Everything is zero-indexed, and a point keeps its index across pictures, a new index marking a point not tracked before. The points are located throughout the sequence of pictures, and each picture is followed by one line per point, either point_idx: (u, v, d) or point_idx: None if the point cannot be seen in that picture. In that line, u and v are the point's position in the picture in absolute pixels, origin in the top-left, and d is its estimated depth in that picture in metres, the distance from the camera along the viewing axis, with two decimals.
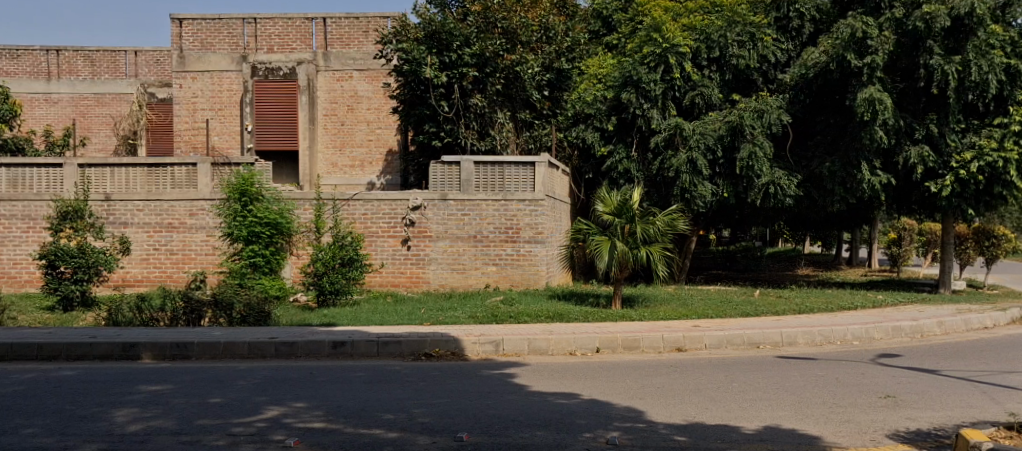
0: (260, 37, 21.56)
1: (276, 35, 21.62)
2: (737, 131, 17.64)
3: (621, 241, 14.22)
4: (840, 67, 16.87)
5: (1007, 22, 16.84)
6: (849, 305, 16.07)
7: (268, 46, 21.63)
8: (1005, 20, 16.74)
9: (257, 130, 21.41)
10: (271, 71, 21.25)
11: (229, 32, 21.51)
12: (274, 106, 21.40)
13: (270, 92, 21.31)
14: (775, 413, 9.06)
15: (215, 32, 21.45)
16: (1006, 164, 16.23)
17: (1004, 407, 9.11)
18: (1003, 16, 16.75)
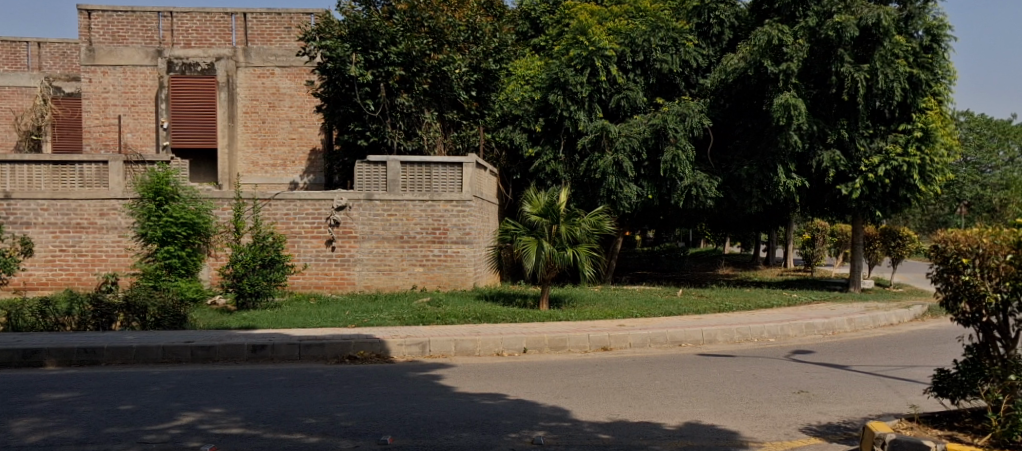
0: (176, 32, 21.02)
1: (193, 29, 21.08)
2: (661, 134, 17.89)
3: (549, 241, 14.32)
4: (758, 73, 17.45)
5: (909, 34, 17.37)
6: (765, 303, 16.52)
7: (185, 40, 21.07)
8: (907, 31, 17.30)
9: (172, 127, 20.95)
10: (189, 67, 20.87)
11: (143, 25, 20.92)
12: (190, 103, 20.97)
13: (186, 89, 20.89)
14: (694, 410, 9.26)
15: (127, 24, 20.84)
16: (910, 169, 17.14)
17: (907, 399, 9.49)
18: (905, 28, 17.33)
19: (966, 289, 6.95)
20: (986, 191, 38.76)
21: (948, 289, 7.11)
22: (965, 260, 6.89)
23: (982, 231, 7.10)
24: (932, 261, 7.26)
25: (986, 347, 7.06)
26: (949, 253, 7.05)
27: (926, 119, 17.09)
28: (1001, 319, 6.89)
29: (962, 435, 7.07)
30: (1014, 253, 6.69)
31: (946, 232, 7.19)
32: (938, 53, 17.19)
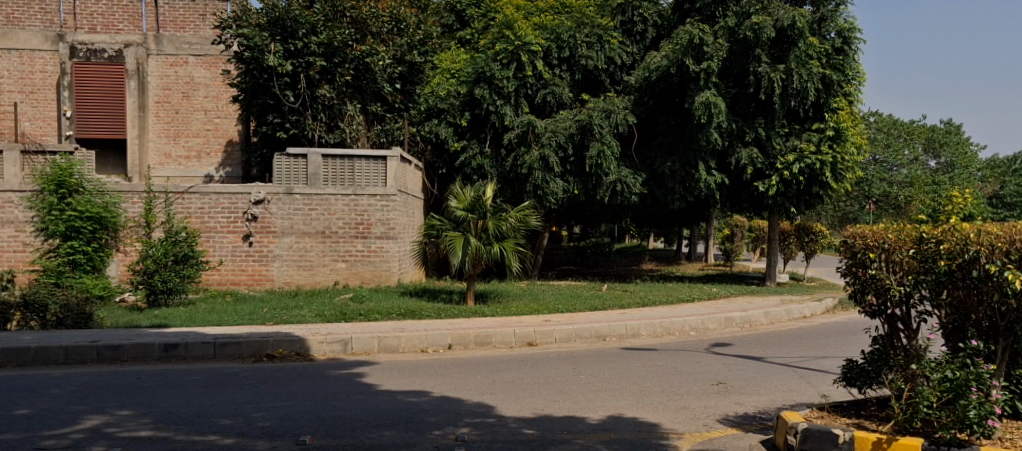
0: (80, 16, 20.39)
1: (99, 14, 20.50)
2: (586, 130, 18.00)
3: (475, 237, 14.23)
4: (679, 71, 17.71)
5: (822, 35, 17.79)
6: (686, 297, 16.80)
7: (89, 25, 20.49)
8: (821, 33, 17.74)
9: (76, 115, 20.18)
10: (94, 53, 20.18)
11: (42, 8, 20.11)
12: (96, 90, 20.22)
13: (91, 75, 20.15)
14: (617, 403, 9.30)
15: (24, 6, 19.96)
16: (822, 166, 17.55)
17: (819, 389, 9.72)
18: (819, 30, 17.76)
19: (872, 283, 7.12)
20: (893, 189, 40.19)
21: (856, 282, 7.26)
22: (872, 255, 7.07)
23: (887, 227, 7.29)
24: (841, 255, 7.41)
25: (891, 338, 7.21)
26: (857, 248, 7.20)
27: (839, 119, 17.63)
28: (905, 311, 7.05)
29: (868, 422, 7.22)
30: (916, 248, 6.93)
31: (855, 228, 7.34)
32: (849, 55, 17.66)
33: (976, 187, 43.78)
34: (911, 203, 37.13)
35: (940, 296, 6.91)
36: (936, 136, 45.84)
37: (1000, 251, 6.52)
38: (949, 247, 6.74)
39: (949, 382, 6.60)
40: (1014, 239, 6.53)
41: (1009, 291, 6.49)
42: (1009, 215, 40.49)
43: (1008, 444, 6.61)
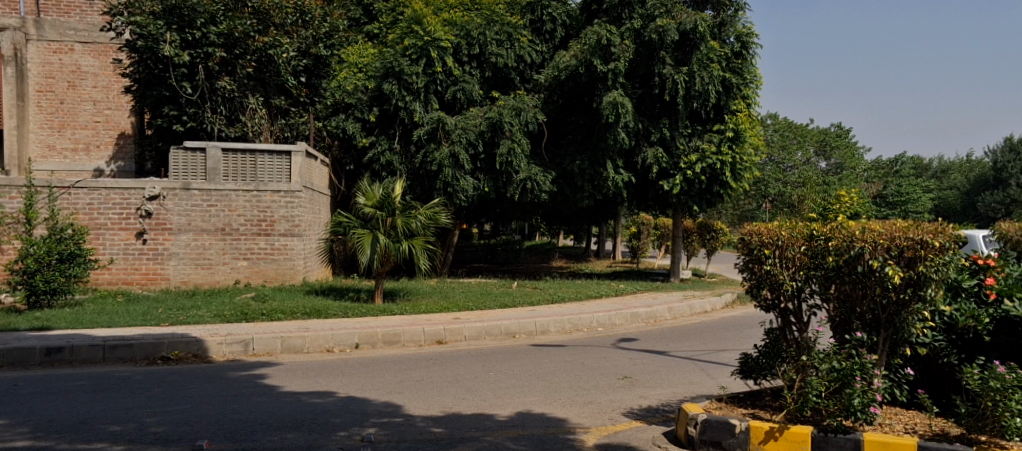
0: None
1: None
2: (497, 127, 17.87)
3: (383, 234, 13.94)
4: (588, 71, 17.88)
5: (723, 40, 18.24)
6: (595, 294, 16.91)
7: None
8: (721, 37, 18.16)
9: None
10: None
11: None
12: None
13: None
14: (525, 399, 9.26)
15: None
16: (722, 166, 18.14)
17: (719, 381, 9.92)
18: (719, 34, 18.17)
19: (767, 278, 7.24)
20: (786, 189, 41.59)
21: (752, 278, 7.38)
22: (767, 252, 7.20)
23: (780, 225, 7.47)
24: (738, 251, 7.52)
25: (783, 331, 7.39)
26: (754, 245, 7.31)
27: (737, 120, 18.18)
28: (797, 305, 7.26)
29: (762, 412, 7.37)
30: (807, 244, 7.12)
31: (752, 225, 7.45)
32: (746, 59, 18.24)
33: (863, 188, 45.72)
34: (803, 201, 38.47)
35: (829, 290, 7.12)
36: (827, 139, 47.63)
37: (881, 247, 6.73)
38: (836, 244, 6.93)
39: (836, 373, 6.75)
40: (894, 236, 6.72)
41: (889, 285, 6.74)
42: (894, 213, 42.41)
43: (886, 429, 6.85)
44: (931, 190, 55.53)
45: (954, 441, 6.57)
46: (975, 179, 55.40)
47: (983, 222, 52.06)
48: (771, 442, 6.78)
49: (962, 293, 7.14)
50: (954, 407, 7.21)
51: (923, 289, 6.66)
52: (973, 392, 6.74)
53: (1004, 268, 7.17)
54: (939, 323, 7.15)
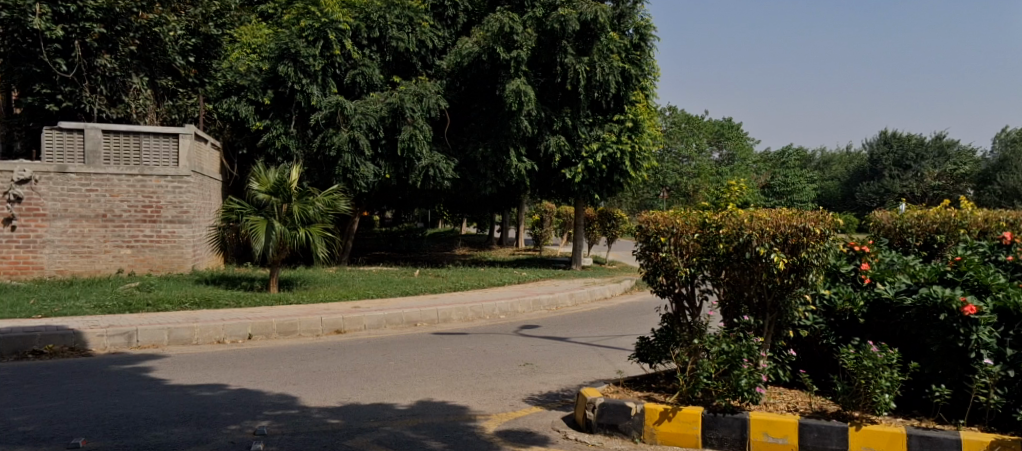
0: None
1: None
2: (398, 113, 17.60)
3: (279, 221, 13.52)
4: (491, 58, 17.81)
5: (622, 31, 18.47)
6: (497, 282, 16.87)
7: None
8: (620, 29, 18.37)
9: None
10: None
11: None
12: None
13: None
14: (426, 388, 9.11)
15: None
16: (622, 155, 18.37)
17: (617, 366, 10.00)
18: (618, 26, 18.36)
19: (662, 265, 7.34)
20: (682, 178, 42.52)
21: (648, 265, 7.45)
22: (663, 239, 7.28)
23: (675, 213, 7.55)
24: (636, 238, 7.58)
25: (677, 316, 7.44)
26: (651, 232, 7.37)
27: (637, 111, 18.56)
28: (689, 290, 7.36)
29: (657, 395, 7.44)
30: (700, 232, 7.21)
31: (648, 213, 7.53)
32: (645, 51, 18.55)
33: (751, 178, 47.26)
34: (697, 190, 39.41)
35: (719, 276, 7.21)
36: (720, 130, 48.85)
37: (768, 234, 6.85)
38: (727, 232, 7.00)
39: (725, 355, 6.86)
40: (780, 223, 6.85)
41: (775, 271, 6.85)
42: (784, 202, 43.84)
43: (771, 408, 6.97)
44: (814, 180, 57.86)
45: (832, 418, 6.73)
46: (855, 170, 57.96)
47: (860, 211, 54.65)
48: (664, 423, 6.86)
49: (840, 278, 7.48)
50: (831, 386, 7.38)
51: (805, 274, 6.82)
52: (849, 371, 6.83)
53: (876, 254, 7.67)
54: (819, 306, 7.34)
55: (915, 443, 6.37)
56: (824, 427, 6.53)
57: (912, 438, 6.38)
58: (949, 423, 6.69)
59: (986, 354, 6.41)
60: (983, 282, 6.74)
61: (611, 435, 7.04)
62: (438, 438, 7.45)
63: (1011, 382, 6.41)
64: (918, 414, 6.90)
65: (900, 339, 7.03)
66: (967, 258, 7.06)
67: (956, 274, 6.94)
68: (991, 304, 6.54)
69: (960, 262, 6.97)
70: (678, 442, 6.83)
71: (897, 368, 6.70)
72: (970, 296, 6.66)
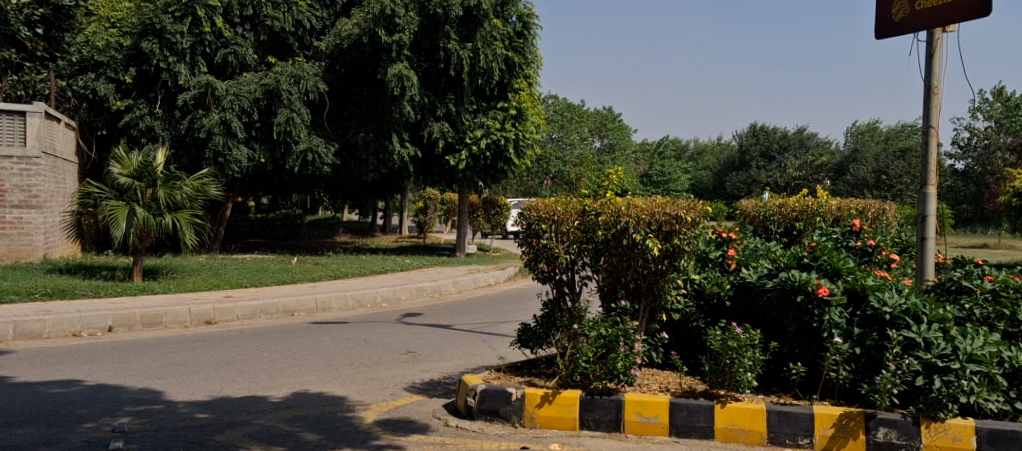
0: None
1: None
2: (273, 95, 16.95)
3: (143, 207, 12.79)
4: (371, 41, 17.41)
5: (505, 18, 18.32)
6: (379, 269, 16.51)
7: None
8: (504, 16, 18.20)
9: None
10: None
11: None
12: None
13: None
14: (302, 379, 8.75)
15: None
16: (506, 143, 18.37)
17: (499, 352, 9.89)
18: (502, 13, 18.21)
19: (545, 252, 7.17)
20: (565, 167, 42.96)
21: (530, 251, 7.27)
22: (544, 226, 7.11)
23: (556, 200, 7.40)
24: (518, 224, 7.40)
25: (557, 301, 7.38)
26: (533, 220, 7.20)
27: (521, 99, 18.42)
28: (570, 276, 7.26)
29: (538, 379, 7.35)
30: (580, 219, 7.12)
31: (532, 199, 7.33)
32: (528, 40, 18.53)
33: (629, 168, 48.28)
34: (580, 178, 39.92)
35: (598, 262, 7.16)
36: (601, 120, 49.42)
37: (643, 222, 6.85)
38: (606, 220, 6.94)
39: (603, 339, 6.84)
40: (654, 210, 6.88)
41: (651, 258, 6.87)
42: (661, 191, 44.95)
43: (644, 389, 6.99)
44: (688, 169, 59.62)
45: (701, 397, 6.77)
46: (725, 160, 59.90)
47: (730, 199, 56.77)
48: (544, 407, 6.78)
49: (710, 264, 7.57)
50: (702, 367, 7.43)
51: (678, 259, 6.88)
52: (715, 352, 7.05)
53: (741, 241, 7.87)
54: (689, 289, 7.40)
55: (774, 418, 6.42)
56: (693, 405, 6.55)
57: (771, 414, 6.43)
58: (804, 398, 6.84)
59: (838, 334, 6.54)
60: (835, 266, 6.93)
61: (492, 421, 6.91)
62: (314, 430, 7.12)
63: (857, 358, 6.56)
64: (778, 390, 7.02)
65: (764, 321, 7.14)
66: (821, 245, 7.36)
67: (812, 259, 7.17)
68: (842, 286, 6.68)
69: (815, 248, 7.19)
70: (557, 426, 6.76)
71: (759, 348, 6.82)
72: (825, 280, 6.82)
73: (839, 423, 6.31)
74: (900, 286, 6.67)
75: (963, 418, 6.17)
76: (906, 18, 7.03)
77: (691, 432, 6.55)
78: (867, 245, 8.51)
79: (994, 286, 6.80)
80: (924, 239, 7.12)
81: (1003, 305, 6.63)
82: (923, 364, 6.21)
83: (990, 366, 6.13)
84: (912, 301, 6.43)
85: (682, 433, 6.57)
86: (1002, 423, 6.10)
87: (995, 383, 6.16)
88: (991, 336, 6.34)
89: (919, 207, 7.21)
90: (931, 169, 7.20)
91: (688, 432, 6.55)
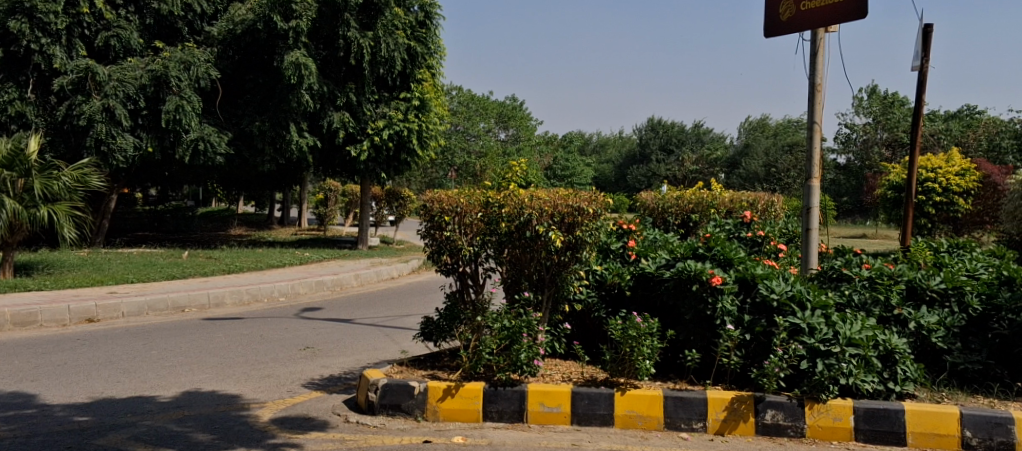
0: None
1: None
2: (161, 82, 16.21)
3: (14, 198, 11.89)
4: (267, 27, 16.78)
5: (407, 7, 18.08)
6: (276, 263, 15.95)
7: None
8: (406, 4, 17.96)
9: None
10: None
11: None
12: None
13: None
14: (193, 378, 8.29)
15: None
16: (409, 133, 18.06)
17: (402, 346, 9.62)
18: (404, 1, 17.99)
19: (447, 244, 6.90)
20: (469, 159, 42.56)
21: (432, 244, 6.98)
22: (447, 218, 6.84)
23: (459, 191, 7.14)
24: (420, 218, 7.06)
25: (461, 293, 7.13)
26: (436, 212, 6.88)
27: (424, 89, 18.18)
28: (474, 268, 7.04)
29: (441, 373, 7.13)
30: (483, 211, 6.89)
31: (434, 190, 6.99)
32: (430, 29, 18.32)
33: (533, 159, 48.33)
34: (483, 170, 39.65)
35: (502, 254, 6.96)
36: (505, 111, 49.15)
37: (546, 214, 6.70)
38: (509, 211, 6.75)
39: (506, 331, 6.65)
40: (557, 202, 6.74)
41: (554, 250, 6.74)
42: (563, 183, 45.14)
43: (547, 379, 6.86)
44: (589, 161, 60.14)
45: (602, 385, 6.68)
46: (626, 153, 60.69)
47: (631, 191, 57.57)
48: (447, 400, 6.57)
49: (611, 255, 7.53)
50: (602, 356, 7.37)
51: (580, 251, 6.80)
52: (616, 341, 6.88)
53: (641, 232, 7.91)
54: (592, 280, 7.30)
55: (671, 403, 6.37)
56: (594, 393, 6.46)
57: (667, 400, 6.38)
58: (698, 384, 6.82)
59: (729, 321, 6.55)
60: (728, 256, 6.97)
61: (394, 416, 6.66)
62: (206, 430, 6.72)
63: (747, 344, 6.58)
64: (674, 377, 6.99)
65: (662, 310, 7.12)
66: (714, 235, 7.43)
67: (706, 249, 7.21)
68: (733, 275, 6.70)
69: (710, 238, 7.25)
70: (460, 418, 6.57)
71: (657, 337, 6.77)
72: (718, 269, 6.86)
73: (731, 407, 6.30)
74: (787, 275, 6.74)
75: (842, 398, 6.23)
76: (792, 18, 7.09)
77: (591, 420, 6.46)
78: (757, 235, 8.62)
79: (871, 273, 6.93)
80: (810, 229, 7.22)
81: (878, 291, 6.77)
82: (807, 348, 6.26)
83: (867, 349, 6.21)
84: (797, 288, 6.52)
85: (584, 421, 6.47)
86: (877, 402, 6.19)
87: (872, 365, 6.21)
88: (868, 320, 6.43)
89: (804, 200, 7.32)
90: (815, 163, 7.32)
91: (589, 420, 6.46)
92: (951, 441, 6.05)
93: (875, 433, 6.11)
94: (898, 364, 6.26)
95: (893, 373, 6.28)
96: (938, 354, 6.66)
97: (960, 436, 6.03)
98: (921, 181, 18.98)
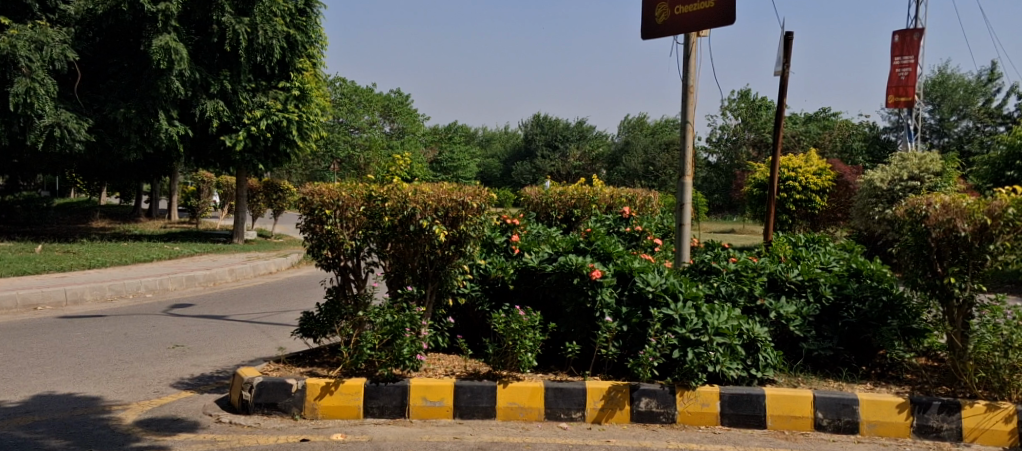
0: None
1: None
2: (8, 62, 15.11)
3: None
4: (132, 9, 15.97)
5: None
6: (144, 257, 15.18)
7: None
8: None
9: None
10: None
11: None
12: None
13: None
14: (47, 380, 7.75)
15: None
16: (288, 124, 17.62)
17: (279, 342, 9.29)
18: None
19: (327, 237, 6.71)
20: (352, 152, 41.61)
21: (312, 238, 6.76)
22: (328, 211, 6.62)
23: (341, 184, 6.93)
24: (298, 211, 6.84)
25: (342, 288, 6.92)
26: (315, 205, 6.67)
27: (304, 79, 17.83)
28: (355, 263, 6.84)
29: (320, 369, 6.90)
30: (366, 204, 6.69)
31: (315, 184, 6.79)
32: (311, 18, 17.95)
33: (417, 153, 47.81)
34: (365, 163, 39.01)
35: (385, 248, 6.79)
36: (390, 104, 48.45)
37: (430, 208, 6.58)
38: (392, 205, 6.58)
39: (389, 325, 6.48)
40: (441, 196, 6.63)
41: (438, 243, 6.63)
42: None
43: (430, 374, 6.73)
44: (473, 155, 60.05)
45: (484, 377, 6.63)
46: (510, 149, 61.05)
47: (514, 187, 57.88)
48: (326, 397, 6.36)
49: (495, 249, 7.50)
50: (484, 349, 7.33)
51: (464, 245, 6.70)
52: (498, 334, 6.82)
53: (525, 227, 7.91)
54: (475, 274, 7.23)
55: (550, 394, 6.37)
56: (476, 386, 6.39)
57: (548, 391, 6.38)
58: (578, 375, 6.84)
59: (607, 313, 6.61)
60: (607, 250, 7.10)
61: (269, 414, 6.41)
62: (60, 435, 6.28)
63: (624, 335, 6.64)
64: (555, 369, 6.98)
65: (544, 304, 7.11)
66: (594, 231, 7.54)
67: (587, 243, 7.29)
68: (612, 269, 6.75)
69: (591, 233, 7.32)
70: (339, 415, 6.37)
71: (539, 329, 6.75)
72: (598, 263, 6.95)
73: (608, 396, 6.34)
74: (663, 268, 6.84)
75: (710, 385, 6.37)
76: (667, 21, 7.22)
77: (473, 413, 6.38)
78: (635, 230, 8.77)
79: (736, 265, 7.08)
80: (681, 224, 7.49)
81: (743, 283, 6.94)
82: (678, 338, 6.37)
83: (733, 338, 6.38)
84: (671, 280, 6.61)
85: (466, 415, 6.39)
86: (740, 388, 6.34)
87: (736, 353, 6.38)
88: (735, 310, 6.57)
89: (677, 195, 7.54)
90: (688, 160, 7.53)
91: (471, 413, 6.38)
92: (804, 422, 6.23)
93: (738, 417, 6.26)
94: (759, 351, 6.44)
95: (755, 360, 6.46)
96: (795, 341, 6.88)
97: (813, 417, 6.22)
98: (784, 179, 19.77)
